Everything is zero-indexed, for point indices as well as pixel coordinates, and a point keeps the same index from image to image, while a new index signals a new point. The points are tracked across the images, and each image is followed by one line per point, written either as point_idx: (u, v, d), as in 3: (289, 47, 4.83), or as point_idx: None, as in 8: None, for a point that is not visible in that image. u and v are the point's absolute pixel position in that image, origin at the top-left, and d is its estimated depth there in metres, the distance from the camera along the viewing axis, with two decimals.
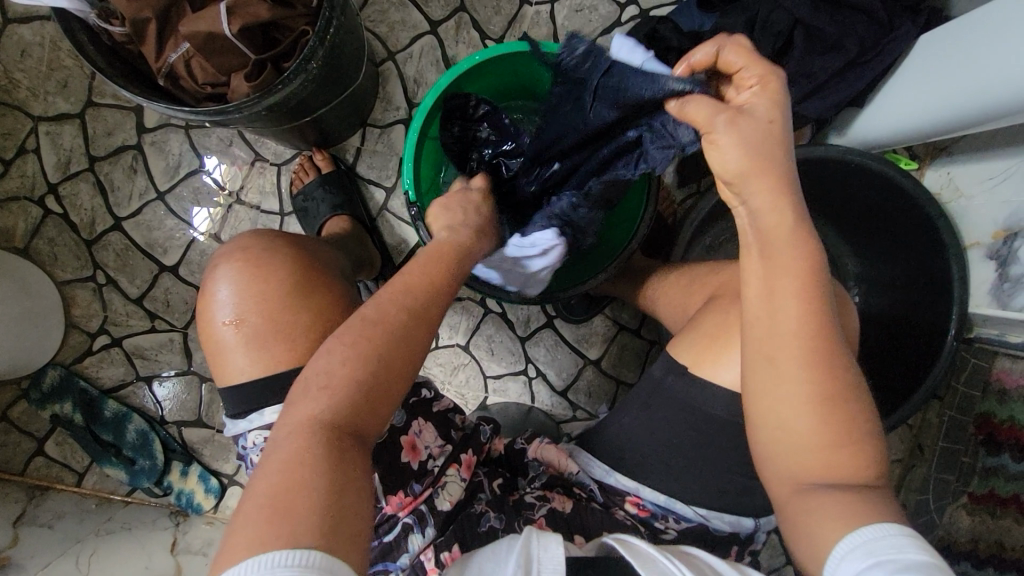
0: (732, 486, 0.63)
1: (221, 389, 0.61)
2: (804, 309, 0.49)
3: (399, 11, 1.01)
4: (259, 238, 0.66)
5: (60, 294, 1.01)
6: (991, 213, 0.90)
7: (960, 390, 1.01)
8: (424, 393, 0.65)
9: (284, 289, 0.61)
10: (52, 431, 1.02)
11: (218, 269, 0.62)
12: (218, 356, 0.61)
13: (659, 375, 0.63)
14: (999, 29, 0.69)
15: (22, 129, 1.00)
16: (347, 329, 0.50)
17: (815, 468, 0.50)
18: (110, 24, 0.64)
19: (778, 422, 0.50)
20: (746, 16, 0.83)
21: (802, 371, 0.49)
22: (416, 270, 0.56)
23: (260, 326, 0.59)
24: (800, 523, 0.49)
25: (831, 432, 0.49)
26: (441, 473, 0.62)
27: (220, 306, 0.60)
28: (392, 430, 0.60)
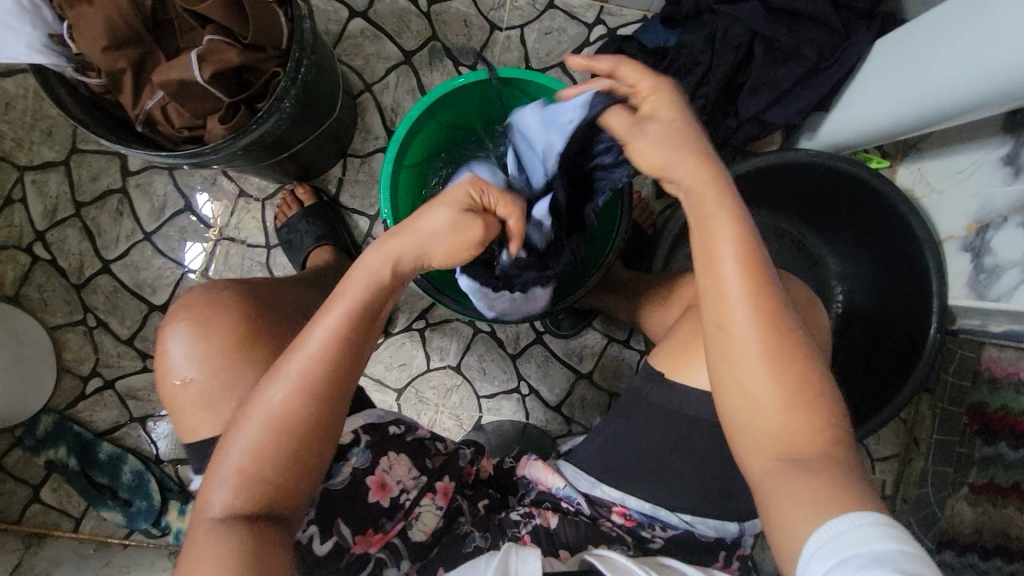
0: (718, 487, 0.64)
1: (184, 444, 0.64)
2: (747, 271, 0.52)
3: (373, 44, 1.04)
4: (205, 291, 0.67)
5: (51, 339, 1.02)
6: (960, 208, 0.92)
7: (949, 381, 1.02)
8: (392, 429, 0.66)
9: (230, 347, 0.63)
10: (48, 478, 1.02)
11: (169, 328, 0.65)
12: (177, 414, 0.63)
13: (640, 384, 0.65)
14: (953, 28, 0.72)
15: (7, 180, 1.02)
16: (255, 420, 0.50)
17: (781, 434, 0.51)
18: (86, 76, 0.66)
19: (738, 395, 0.53)
20: (706, 31, 0.86)
21: (750, 330, 0.52)
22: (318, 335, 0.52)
23: (209, 384, 0.62)
24: (778, 499, 0.49)
25: (787, 391, 0.51)
26: (414, 505, 0.63)
27: (173, 365, 0.63)
28: (355, 471, 0.62)
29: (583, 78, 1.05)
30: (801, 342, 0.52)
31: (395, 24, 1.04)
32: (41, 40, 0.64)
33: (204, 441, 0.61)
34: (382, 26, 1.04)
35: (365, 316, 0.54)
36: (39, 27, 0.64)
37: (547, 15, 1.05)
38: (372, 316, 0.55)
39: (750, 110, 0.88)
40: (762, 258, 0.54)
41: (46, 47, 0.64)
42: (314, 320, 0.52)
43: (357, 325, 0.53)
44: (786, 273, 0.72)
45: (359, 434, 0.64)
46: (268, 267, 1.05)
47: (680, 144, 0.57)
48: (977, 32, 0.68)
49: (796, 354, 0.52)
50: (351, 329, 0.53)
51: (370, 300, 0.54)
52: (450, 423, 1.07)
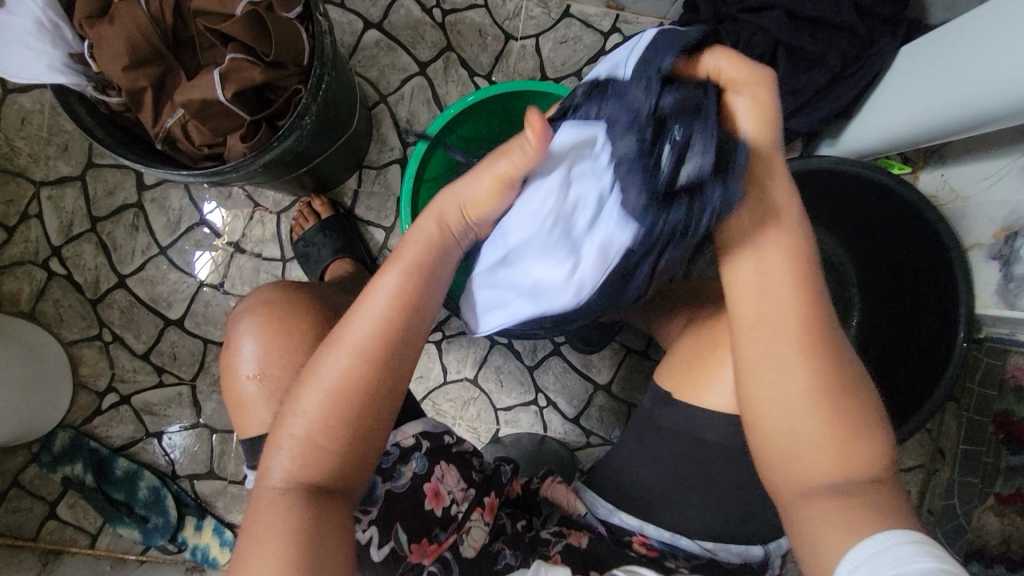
0: (747, 505, 0.63)
1: (240, 441, 0.63)
2: (795, 294, 0.47)
3: (388, 55, 1.04)
4: (278, 290, 0.67)
5: (67, 355, 1.01)
6: (988, 215, 0.90)
7: (976, 390, 1.00)
8: (448, 438, 0.65)
9: (304, 344, 0.63)
10: (64, 494, 1.01)
11: (241, 324, 0.64)
12: (239, 408, 0.63)
13: (648, 407, 0.65)
14: (981, 36, 0.71)
15: (24, 196, 1.02)
16: (314, 390, 0.47)
17: (834, 467, 0.48)
18: (107, 95, 0.66)
19: (775, 433, 0.49)
20: (727, 40, 0.84)
21: (806, 360, 0.47)
22: (382, 298, 0.48)
23: (280, 379, 0.61)
24: (814, 532, 0.47)
25: (842, 421, 0.48)
26: (465, 518, 0.62)
27: (244, 360, 0.63)
28: (415, 476, 0.61)
29: None
30: (847, 379, 0.48)
31: (409, 35, 1.03)
32: (61, 60, 0.63)
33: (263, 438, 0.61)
34: (397, 37, 1.04)
35: (431, 282, 0.49)
36: (59, 46, 0.63)
37: (563, 23, 1.04)
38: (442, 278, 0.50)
39: None
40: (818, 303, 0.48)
41: (66, 66, 0.63)
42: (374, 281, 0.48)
43: (425, 288, 0.49)
44: None
45: (421, 438, 0.63)
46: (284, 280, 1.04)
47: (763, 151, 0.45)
48: (1006, 42, 0.67)
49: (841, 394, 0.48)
50: (419, 292, 0.48)
51: (434, 257, 0.49)
52: (467, 435, 1.06)
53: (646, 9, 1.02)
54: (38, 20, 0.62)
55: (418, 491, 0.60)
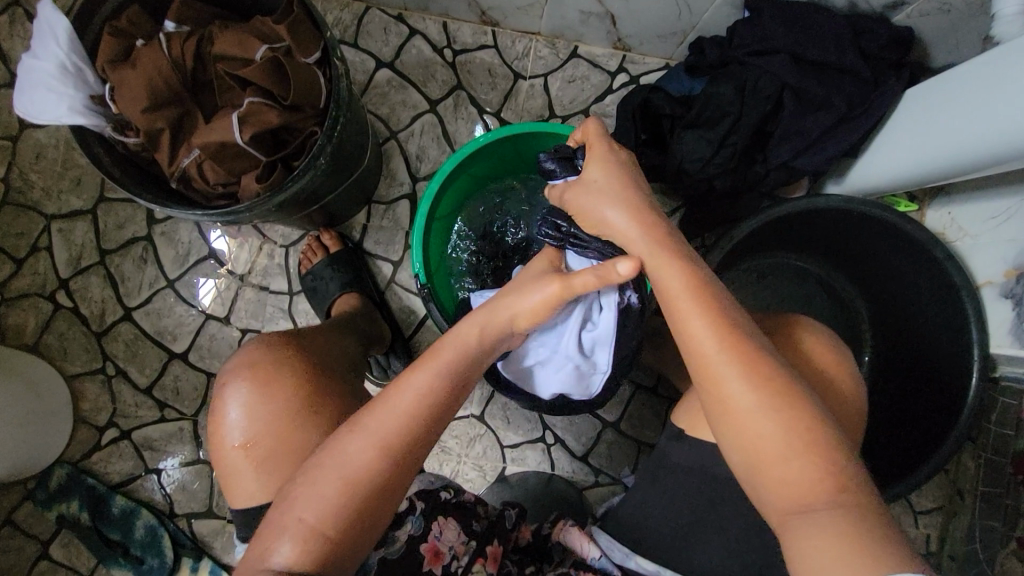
0: (761, 554, 0.60)
1: (230, 506, 0.63)
2: (703, 312, 0.52)
3: (399, 93, 1.05)
4: (263, 348, 0.66)
5: (69, 388, 1.00)
6: (998, 252, 0.90)
7: (992, 430, 0.96)
8: (444, 493, 0.64)
9: (292, 410, 0.62)
10: (58, 533, 0.98)
11: (227, 387, 0.64)
12: (228, 476, 0.62)
13: (663, 444, 0.64)
14: (976, 84, 0.73)
15: (34, 229, 1.02)
16: (328, 476, 0.49)
17: (794, 491, 0.46)
18: (126, 135, 0.67)
19: (743, 443, 0.49)
20: (735, 83, 0.86)
21: (739, 386, 0.49)
22: (410, 390, 0.52)
23: (270, 449, 0.61)
24: (800, 561, 0.44)
25: (800, 443, 0.47)
26: (466, 572, 0.59)
27: (230, 429, 0.62)
28: (410, 539, 0.59)
29: (608, 124, 1.06)
30: (785, 371, 0.50)
31: (420, 74, 1.06)
32: (82, 101, 0.65)
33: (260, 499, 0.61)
34: (408, 76, 1.06)
35: (460, 382, 0.55)
36: (81, 89, 0.65)
37: (571, 63, 1.06)
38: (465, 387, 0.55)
39: (780, 157, 0.88)
40: (721, 297, 0.53)
41: (87, 107, 0.65)
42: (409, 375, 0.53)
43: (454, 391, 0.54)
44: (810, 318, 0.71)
45: (414, 500, 0.62)
46: (291, 314, 1.03)
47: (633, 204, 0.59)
48: (1000, 92, 0.69)
49: (789, 391, 0.49)
50: (444, 393, 0.53)
51: (465, 363, 0.55)
52: (473, 473, 1.04)
53: (652, 50, 1.04)
54: (61, 63, 0.64)
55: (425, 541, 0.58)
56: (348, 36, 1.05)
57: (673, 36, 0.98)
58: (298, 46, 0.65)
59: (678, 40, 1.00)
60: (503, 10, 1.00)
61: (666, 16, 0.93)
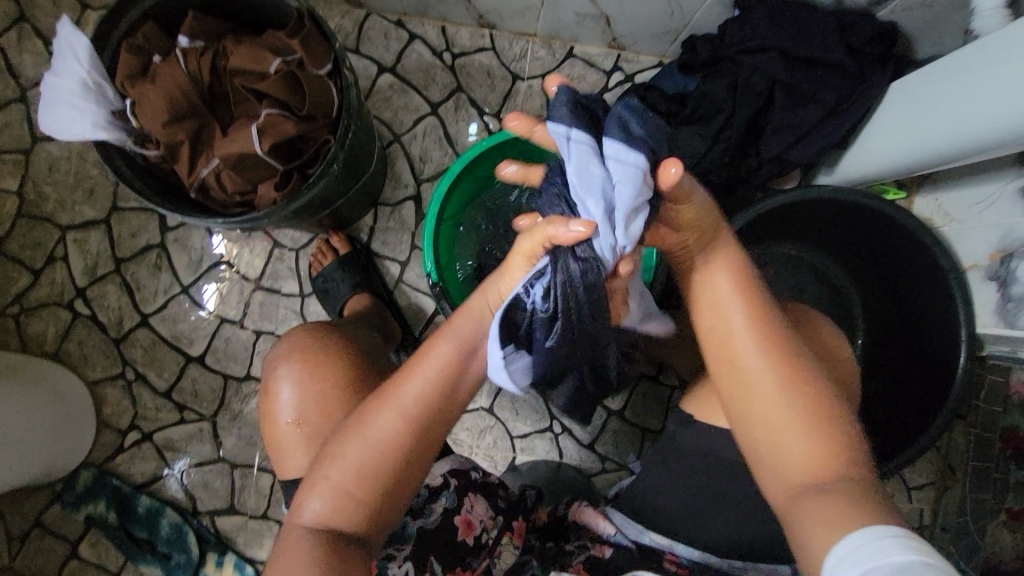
0: (762, 526, 0.64)
1: (280, 483, 0.67)
2: (748, 311, 0.55)
3: (401, 97, 1.08)
4: (309, 334, 0.70)
5: (91, 394, 1.03)
6: (983, 237, 0.94)
7: (981, 407, 1.00)
8: (474, 473, 0.68)
9: (337, 390, 0.66)
10: (86, 533, 1.02)
11: (279, 369, 0.68)
12: (278, 453, 0.66)
13: (672, 430, 0.66)
14: (958, 78, 0.76)
15: (50, 240, 1.05)
16: (355, 444, 0.52)
17: (803, 467, 0.50)
18: (146, 148, 0.70)
19: (756, 423, 0.53)
20: (727, 80, 0.89)
21: (772, 373, 0.53)
22: (430, 364, 0.53)
23: (317, 425, 0.64)
24: (800, 524, 0.48)
25: (811, 424, 0.51)
26: (495, 544, 0.64)
27: (282, 408, 0.66)
28: (445, 511, 0.63)
29: None
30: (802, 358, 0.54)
31: (421, 77, 1.08)
32: (104, 117, 0.68)
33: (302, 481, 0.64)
34: (409, 80, 1.08)
35: (475, 356, 0.54)
36: (102, 105, 0.68)
37: (567, 63, 1.09)
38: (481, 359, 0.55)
39: (772, 150, 0.91)
40: (757, 292, 0.56)
41: (109, 123, 0.68)
42: (429, 347, 0.54)
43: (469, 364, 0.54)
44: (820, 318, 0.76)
45: (449, 476, 0.66)
46: (303, 315, 1.07)
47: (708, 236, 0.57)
48: (982, 85, 0.72)
49: (806, 380, 0.52)
50: (460, 366, 0.53)
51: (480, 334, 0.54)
52: (484, 463, 1.08)
53: (646, 49, 1.07)
54: (84, 81, 0.66)
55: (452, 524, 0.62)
56: (350, 43, 1.08)
57: (667, 34, 1.02)
58: (310, 57, 0.68)
59: (670, 39, 1.03)
60: (500, 13, 1.03)
61: (659, 16, 0.96)
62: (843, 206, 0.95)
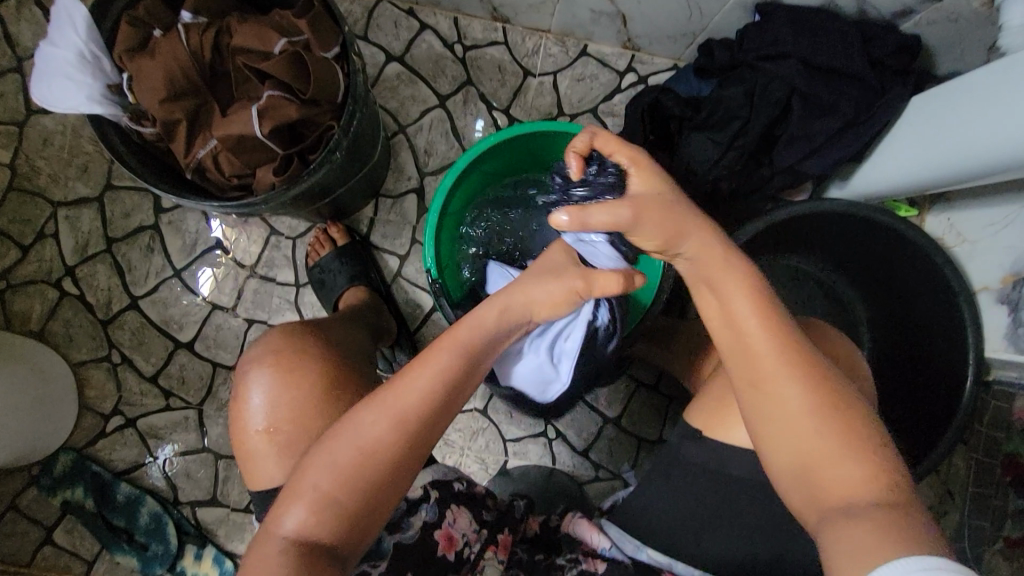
0: (762, 547, 0.62)
1: (252, 492, 0.64)
2: (763, 318, 0.53)
3: (409, 87, 1.06)
4: (286, 337, 0.68)
5: (74, 375, 1.00)
6: (995, 258, 0.92)
7: (983, 432, 0.98)
8: (458, 485, 0.66)
9: (312, 394, 0.64)
10: (62, 518, 0.99)
11: (251, 374, 0.65)
12: (250, 462, 0.64)
13: (677, 443, 0.65)
14: (981, 95, 0.74)
15: (40, 215, 1.02)
16: (341, 446, 0.50)
17: (837, 486, 0.48)
18: (141, 125, 0.67)
19: (783, 442, 0.51)
20: (744, 86, 0.87)
21: (791, 384, 0.51)
22: (423, 370, 0.53)
23: (292, 435, 0.62)
24: (830, 549, 0.45)
25: (835, 437, 0.49)
26: (478, 557, 0.63)
27: (253, 415, 0.64)
28: (424, 525, 0.61)
29: (615, 123, 1.07)
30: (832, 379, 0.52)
31: (430, 68, 1.06)
32: (99, 90, 0.65)
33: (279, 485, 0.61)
34: (418, 70, 1.06)
35: (469, 365, 0.55)
36: (98, 78, 0.65)
37: (580, 62, 1.07)
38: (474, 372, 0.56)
39: (786, 161, 0.89)
40: (779, 309, 0.55)
41: (104, 96, 0.65)
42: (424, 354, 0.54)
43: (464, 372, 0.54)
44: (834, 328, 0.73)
45: (429, 488, 0.63)
46: (297, 306, 1.04)
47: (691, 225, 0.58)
48: (1004, 105, 0.70)
49: (839, 401, 0.50)
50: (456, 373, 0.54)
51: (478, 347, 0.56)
52: (475, 466, 1.05)
53: (661, 51, 1.04)
54: (80, 52, 0.64)
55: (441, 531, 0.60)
56: (359, 29, 1.06)
57: (683, 37, 0.99)
58: (317, 39, 0.65)
59: (687, 42, 1.00)
60: (514, 7, 1.00)
61: (677, 17, 0.94)
62: (855, 221, 0.92)
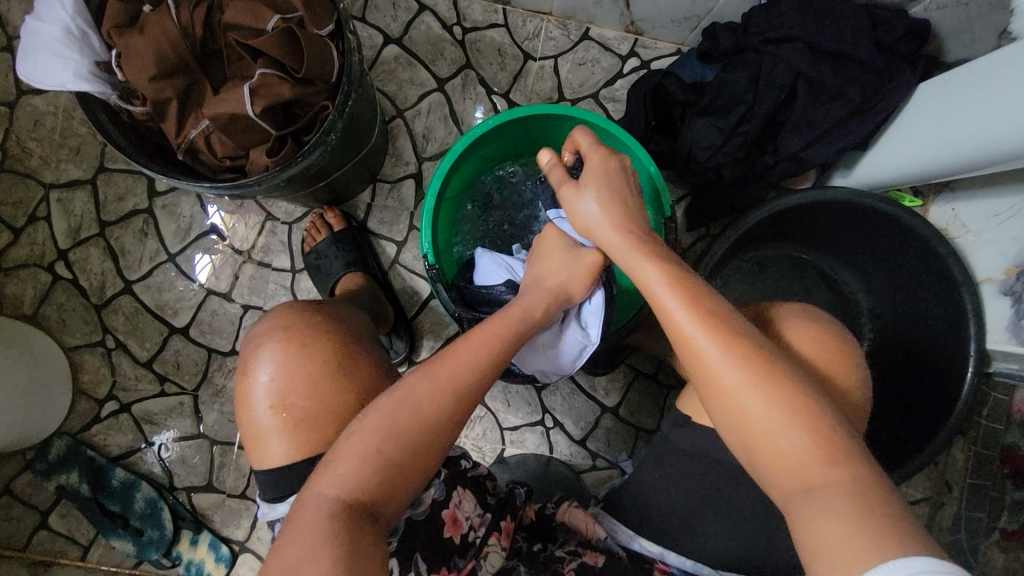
0: (760, 537, 0.61)
1: (256, 471, 0.62)
2: (684, 297, 0.53)
3: (407, 70, 1.04)
4: (298, 313, 0.67)
5: (68, 360, 1.00)
6: (1000, 249, 0.91)
7: (983, 424, 0.97)
8: (463, 463, 0.65)
9: (326, 370, 0.62)
10: (57, 503, 0.99)
11: (261, 348, 0.64)
12: (258, 440, 0.62)
13: (666, 430, 0.65)
14: (990, 83, 0.72)
15: (32, 198, 1.01)
16: (385, 412, 0.50)
17: (796, 470, 0.46)
18: (131, 104, 0.66)
19: (729, 420, 0.50)
20: (749, 71, 0.85)
21: (736, 365, 0.49)
22: (467, 348, 0.56)
23: (305, 410, 0.61)
24: (813, 538, 0.43)
25: (796, 413, 0.47)
26: (482, 544, 0.61)
27: (262, 391, 0.62)
28: (434, 503, 0.59)
29: (617, 109, 1.05)
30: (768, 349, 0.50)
31: (429, 51, 1.04)
32: (87, 68, 0.63)
33: (275, 471, 0.60)
34: (416, 53, 1.04)
35: (504, 351, 0.58)
36: (86, 54, 0.64)
37: (582, 46, 1.05)
38: (509, 356, 0.59)
39: (791, 148, 0.87)
40: (704, 288, 0.55)
41: (92, 74, 0.64)
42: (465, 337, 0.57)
43: (500, 356, 0.58)
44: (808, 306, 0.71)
45: (439, 465, 0.61)
46: (293, 292, 1.03)
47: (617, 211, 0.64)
48: (1012, 93, 0.68)
49: (781, 376, 0.49)
50: (495, 355, 0.57)
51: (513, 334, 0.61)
52: (472, 454, 1.05)
53: (665, 35, 1.02)
54: (67, 28, 0.62)
55: (435, 520, 0.59)
56: (356, 10, 1.03)
57: (687, 20, 0.97)
58: (310, 15, 0.63)
59: (691, 25, 0.98)
60: None
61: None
62: (862, 209, 0.90)
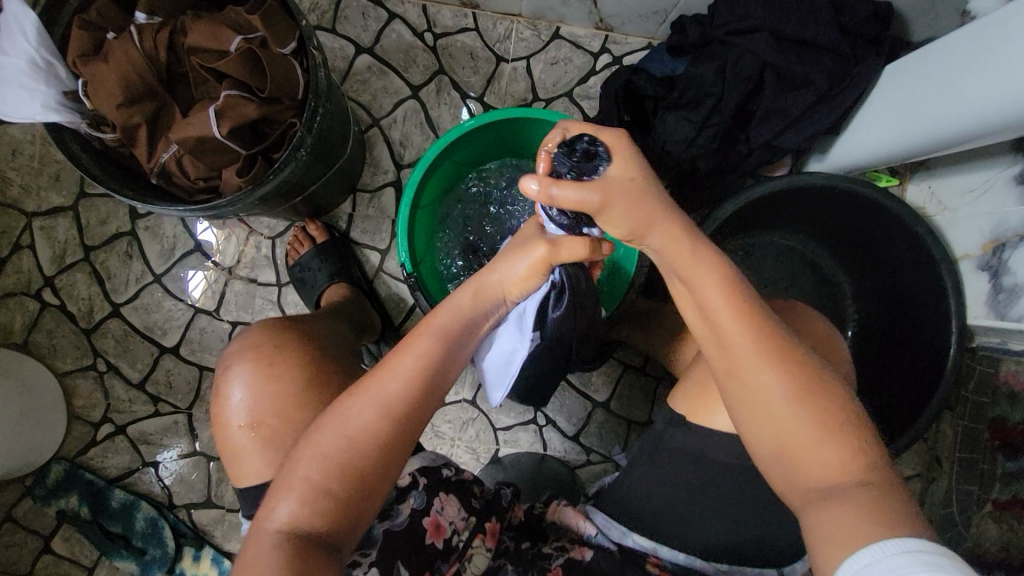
0: (744, 523, 0.62)
1: (236, 489, 0.64)
2: (745, 319, 0.50)
3: (380, 79, 1.04)
4: (267, 332, 0.68)
5: (61, 385, 1.00)
6: (975, 225, 0.91)
7: (969, 398, 0.97)
8: (445, 471, 0.65)
9: (295, 389, 0.64)
10: (59, 527, 1.00)
11: (231, 369, 0.65)
12: (234, 458, 0.63)
13: (660, 427, 0.65)
14: (954, 62, 0.73)
15: (15, 227, 1.01)
16: (328, 432, 0.51)
17: (823, 470, 0.48)
18: (101, 131, 0.66)
19: (768, 433, 0.50)
20: (716, 63, 0.86)
21: (773, 377, 0.50)
22: (410, 356, 0.55)
23: (274, 429, 0.62)
24: (821, 531, 0.45)
25: (818, 429, 0.48)
26: (467, 546, 0.62)
27: (235, 410, 0.63)
28: (413, 512, 0.61)
29: (591, 106, 1.05)
30: (802, 358, 0.50)
31: (401, 59, 1.04)
32: (55, 98, 0.64)
33: (258, 488, 0.61)
34: (389, 62, 1.04)
35: (450, 351, 0.58)
36: (52, 85, 0.64)
37: (553, 45, 1.05)
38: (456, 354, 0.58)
39: (762, 136, 0.88)
40: (760, 304, 0.52)
41: (60, 104, 0.64)
42: (409, 341, 0.56)
43: (444, 357, 0.57)
44: (809, 308, 0.71)
45: (417, 475, 0.63)
46: (280, 305, 1.04)
47: (650, 210, 0.52)
48: (977, 71, 0.69)
49: (816, 394, 0.49)
50: (438, 358, 0.56)
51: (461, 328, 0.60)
52: (467, 456, 1.06)
53: (635, 30, 1.03)
54: (32, 59, 0.63)
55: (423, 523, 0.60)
56: (325, 22, 1.04)
57: (655, 15, 0.98)
58: (273, 37, 0.64)
59: (659, 20, 0.99)
60: None
61: None
62: (836, 193, 0.92)
